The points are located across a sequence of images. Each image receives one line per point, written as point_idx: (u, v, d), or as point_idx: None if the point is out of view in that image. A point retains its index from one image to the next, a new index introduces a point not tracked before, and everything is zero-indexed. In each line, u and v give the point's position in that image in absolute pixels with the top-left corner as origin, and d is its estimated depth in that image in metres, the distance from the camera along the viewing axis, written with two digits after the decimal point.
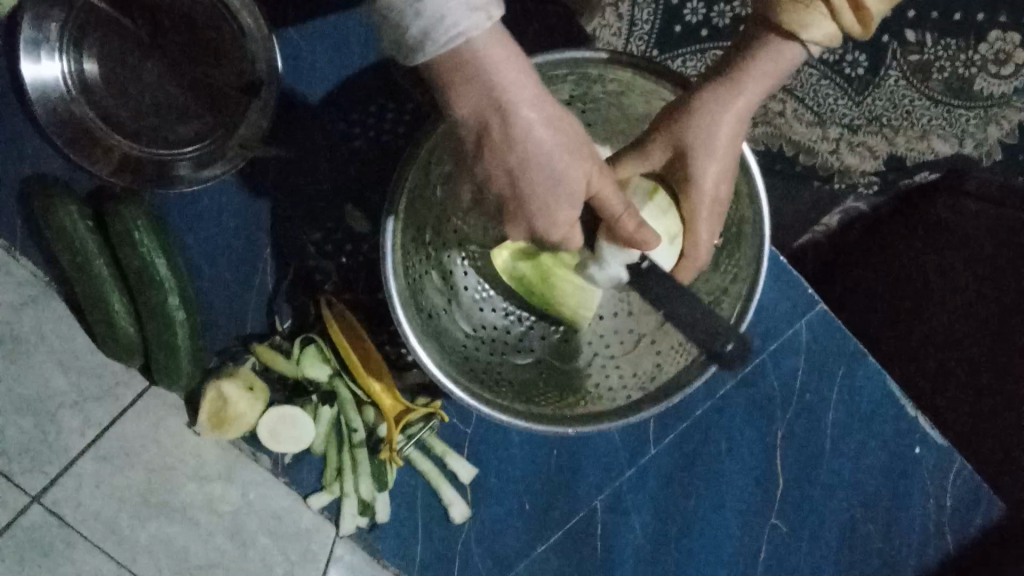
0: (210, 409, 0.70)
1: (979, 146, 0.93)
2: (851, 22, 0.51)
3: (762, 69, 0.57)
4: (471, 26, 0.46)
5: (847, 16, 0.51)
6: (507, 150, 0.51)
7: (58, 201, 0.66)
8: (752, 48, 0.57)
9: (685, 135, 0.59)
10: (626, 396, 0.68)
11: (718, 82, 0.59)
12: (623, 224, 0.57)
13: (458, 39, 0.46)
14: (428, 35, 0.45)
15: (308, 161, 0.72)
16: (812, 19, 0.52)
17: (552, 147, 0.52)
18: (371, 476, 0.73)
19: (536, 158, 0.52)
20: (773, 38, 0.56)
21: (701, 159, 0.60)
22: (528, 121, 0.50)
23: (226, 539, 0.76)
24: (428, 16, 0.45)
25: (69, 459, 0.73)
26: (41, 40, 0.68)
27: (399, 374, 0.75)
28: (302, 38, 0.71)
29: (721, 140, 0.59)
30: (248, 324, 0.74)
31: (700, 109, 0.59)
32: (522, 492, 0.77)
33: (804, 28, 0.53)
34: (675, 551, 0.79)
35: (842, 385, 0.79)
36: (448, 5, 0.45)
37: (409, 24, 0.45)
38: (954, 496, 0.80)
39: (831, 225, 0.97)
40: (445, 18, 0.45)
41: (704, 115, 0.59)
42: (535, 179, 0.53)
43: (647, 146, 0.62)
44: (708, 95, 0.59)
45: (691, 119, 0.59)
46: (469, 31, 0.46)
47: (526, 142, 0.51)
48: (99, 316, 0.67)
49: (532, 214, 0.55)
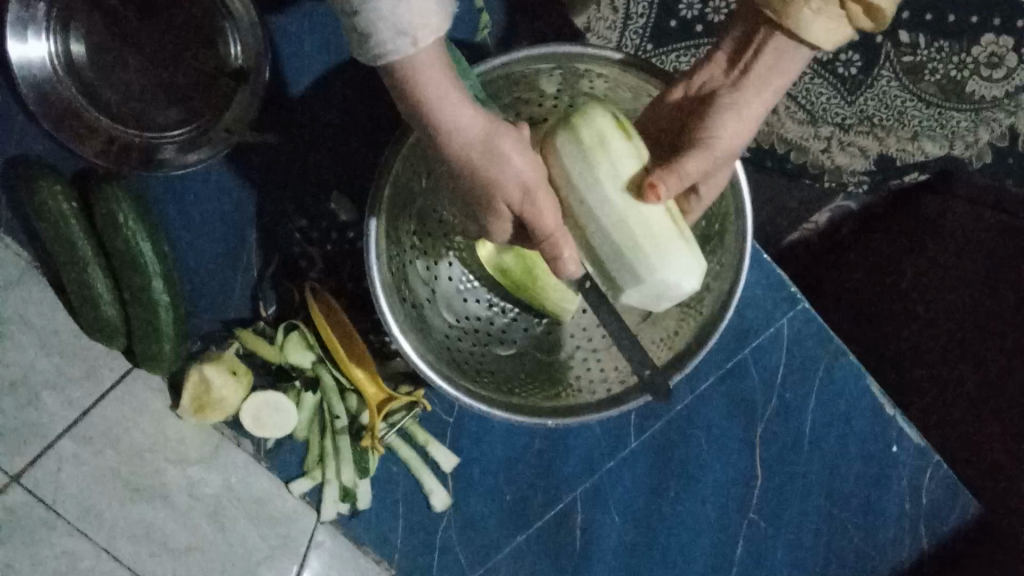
0: (193, 392, 0.71)
1: (969, 148, 0.95)
2: (862, 23, 0.53)
3: (785, 78, 0.57)
4: (398, 50, 0.47)
5: (861, 19, 0.52)
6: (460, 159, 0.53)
7: (43, 182, 0.66)
8: (777, 58, 0.56)
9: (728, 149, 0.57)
10: (607, 389, 0.68)
11: (745, 91, 0.57)
12: (548, 242, 0.56)
13: (383, 61, 0.47)
14: (360, 47, 0.47)
15: (294, 147, 0.72)
16: (826, 30, 0.53)
17: (483, 143, 0.52)
18: (353, 462, 0.74)
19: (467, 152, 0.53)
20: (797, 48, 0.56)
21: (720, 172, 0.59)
22: (451, 121, 0.51)
23: (205, 522, 0.76)
24: (358, 34, 0.46)
25: (49, 440, 0.73)
26: (30, 21, 0.67)
27: (382, 363, 0.75)
28: (292, 27, 0.71)
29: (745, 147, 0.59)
30: (232, 309, 0.74)
31: (727, 124, 0.56)
32: (502, 482, 0.78)
33: (820, 36, 0.53)
34: (654, 544, 0.80)
35: (823, 383, 0.80)
36: (376, 29, 0.46)
37: (348, 33, 0.47)
38: (930, 495, 0.81)
39: (820, 224, 0.96)
40: (372, 39, 0.46)
41: (734, 129, 0.57)
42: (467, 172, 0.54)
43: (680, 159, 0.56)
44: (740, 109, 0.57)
45: (725, 132, 0.56)
46: (393, 56, 0.47)
47: (455, 138, 0.52)
48: (82, 299, 0.68)
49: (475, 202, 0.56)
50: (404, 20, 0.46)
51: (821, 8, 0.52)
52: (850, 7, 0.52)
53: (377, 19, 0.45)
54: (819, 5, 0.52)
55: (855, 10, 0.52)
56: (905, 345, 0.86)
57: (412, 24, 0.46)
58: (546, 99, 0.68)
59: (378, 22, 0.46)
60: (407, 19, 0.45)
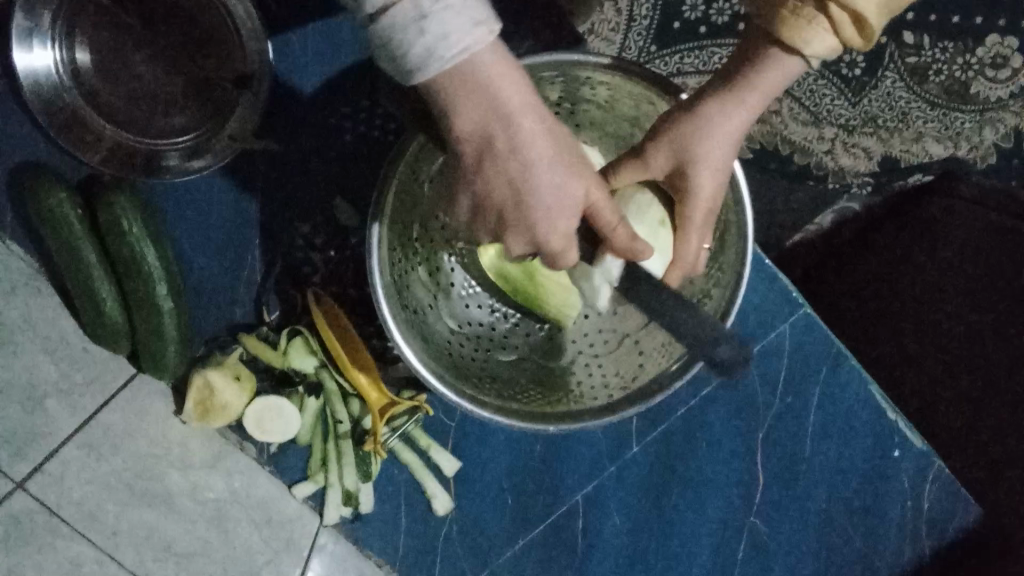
0: (195, 398, 0.72)
1: (975, 149, 0.95)
2: (850, 33, 0.52)
3: (766, 82, 0.58)
4: (474, 41, 0.47)
5: (848, 28, 0.51)
6: (512, 159, 0.52)
7: (48, 189, 0.67)
8: (756, 62, 0.58)
9: (688, 143, 0.59)
10: (608, 395, 0.68)
11: (724, 95, 0.60)
12: (618, 233, 0.57)
13: (462, 56, 0.47)
14: (432, 53, 0.47)
15: (299, 153, 0.73)
16: (813, 35, 0.52)
17: (551, 151, 0.53)
18: (355, 466, 0.74)
19: (541, 163, 0.52)
20: (776, 51, 0.57)
21: (696, 170, 0.60)
22: (531, 130, 0.52)
23: (209, 529, 0.77)
24: (432, 35, 0.46)
25: (53, 447, 0.73)
26: (34, 29, 0.68)
27: (385, 368, 0.75)
28: (296, 32, 0.72)
29: (717, 149, 0.59)
30: (237, 314, 0.74)
31: (701, 121, 0.59)
32: (503, 487, 0.78)
33: (805, 41, 0.53)
34: (655, 548, 0.80)
35: (825, 386, 0.80)
36: (452, 20, 0.46)
37: (414, 41, 0.46)
38: (932, 501, 0.81)
39: (824, 225, 0.96)
40: (450, 34, 0.46)
41: (708, 125, 0.59)
42: (539, 195, 0.53)
43: (647, 153, 0.61)
44: (714, 107, 0.59)
45: (696, 125, 0.59)
46: (473, 47, 0.47)
47: (533, 149, 0.52)
48: (87, 304, 0.68)
49: (534, 226, 0.55)
50: (472, 10, 0.47)
51: (799, 10, 0.52)
52: (829, 11, 0.51)
53: (450, 11, 0.46)
54: (796, 7, 0.52)
55: (839, 17, 0.51)
56: (919, 344, 0.85)
57: (478, 13, 0.47)
58: (547, 108, 0.69)
59: (451, 15, 0.46)
60: (472, 8, 0.47)
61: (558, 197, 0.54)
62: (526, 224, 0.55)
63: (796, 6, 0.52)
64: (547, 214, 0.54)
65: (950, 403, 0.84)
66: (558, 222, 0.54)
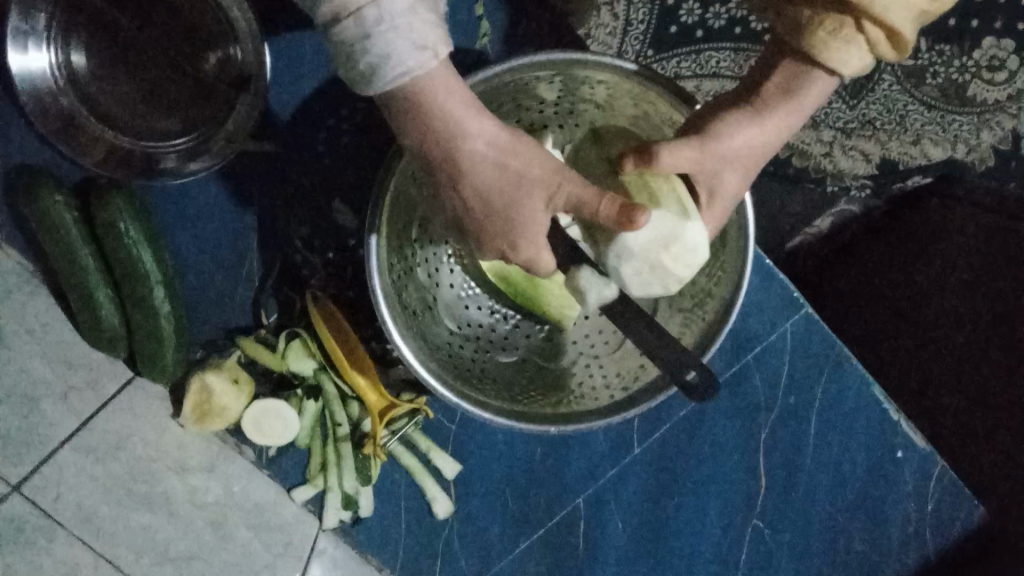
0: (195, 401, 0.71)
1: (971, 153, 0.94)
2: (885, 49, 0.54)
3: (809, 105, 0.59)
4: (417, 63, 0.46)
5: (883, 45, 0.53)
6: (455, 177, 0.53)
7: (44, 191, 0.67)
8: (803, 83, 0.58)
9: (734, 158, 0.58)
10: (610, 395, 0.68)
11: (768, 110, 0.59)
12: (603, 206, 0.51)
13: (405, 77, 0.47)
14: (377, 71, 0.46)
15: (297, 155, 0.73)
16: (850, 53, 0.54)
17: (503, 165, 0.52)
18: (354, 470, 0.74)
19: (487, 182, 0.52)
20: (823, 76, 0.57)
21: (732, 180, 0.60)
22: (474, 153, 0.52)
23: (207, 531, 0.76)
24: (376, 54, 0.46)
25: (49, 450, 0.72)
26: (30, 31, 0.67)
27: (385, 371, 0.75)
28: (295, 36, 0.71)
29: (757, 159, 0.59)
30: (234, 317, 0.74)
31: (749, 136, 0.58)
32: (503, 492, 0.78)
33: (843, 62, 0.54)
34: (656, 552, 0.79)
35: (827, 386, 0.79)
36: (395, 42, 0.46)
37: (360, 58, 0.46)
38: (935, 501, 0.80)
39: (823, 228, 0.96)
40: (392, 56, 0.46)
41: (754, 141, 0.58)
42: (491, 207, 0.53)
43: (697, 159, 0.58)
44: (760, 124, 0.58)
45: (746, 142, 0.58)
46: (416, 69, 0.47)
47: (473, 169, 0.52)
48: (83, 307, 0.67)
49: (498, 238, 0.55)
50: (419, 32, 0.46)
51: (838, 31, 0.53)
52: (866, 30, 0.53)
53: (393, 33, 0.45)
54: (835, 27, 0.53)
55: (877, 36, 0.53)
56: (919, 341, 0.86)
57: (426, 35, 0.46)
58: (547, 106, 0.69)
59: (397, 36, 0.46)
60: (421, 29, 0.46)
61: (516, 210, 0.53)
62: (488, 235, 0.55)
63: (835, 26, 0.53)
64: (507, 232, 0.54)
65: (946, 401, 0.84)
66: (524, 235, 0.54)
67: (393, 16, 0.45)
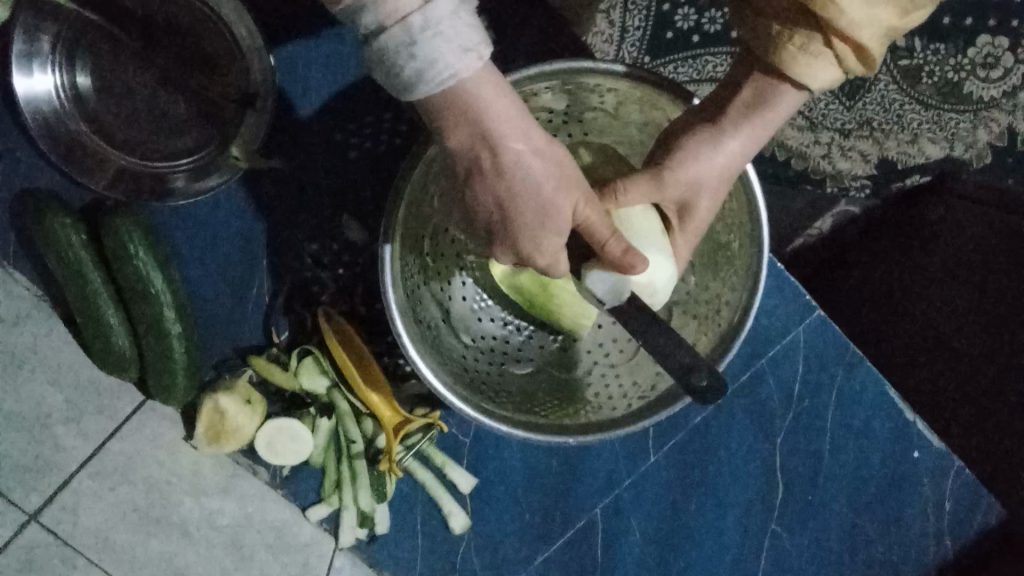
0: (207, 422, 0.70)
1: (969, 149, 0.92)
2: (853, 63, 0.51)
3: (777, 116, 0.57)
4: (463, 68, 0.45)
5: (850, 59, 0.51)
6: (497, 177, 0.51)
7: (52, 215, 0.66)
8: (767, 96, 0.56)
9: (702, 176, 0.58)
10: (627, 405, 0.67)
11: (736, 124, 0.58)
12: (611, 248, 0.55)
13: (450, 82, 0.45)
14: (420, 77, 0.45)
15: (304, 172, 0.72)
16: (817, 68, 0.52)
17: (546, 172, 0.51)
18: (369, 488, 0.73)
19: (524, 188, 0.51)
20: (787, 87, 0.56)
21: (701, 197, 0.60)
22: (518, 151, 0.50)
23: (224, 555, 0.76)
24: (421, 60, 0.44)
25: (64, 477, 0.74)
26: (35, 55, 0.67)
27: (398, 385, 0.74)
28: (298, 56, 0.71)
29: (727, 179, 0.59)
30: (245, 336, 0.74)
31: (717, 154, 0.58)
32: (521, 504, 0.77)
33: (810, 77, 0.53)
34: (675, 559, 0.79)
35: (841, 388, 0.79)
36: (441, 48, 0.44)
37: (404, 64, 0.44)
38: (953, 500, 0.80)
39: (824, 230, 0.94)
40: (438, 62, 0.44)
41: (722, 155, 0.58)
42: (523, 208, 0.52)
43: (664, 182, 0.59)
44: (728, 139, 0.58)
45: (712, 159, 0.58)
46: (461, 74, 0.45)
47: (518, 171, 0.50)
48: (95, 331, 0.67)
49: (522, 241, 0.54)
50: (463, 36, 0.44)
51: (806, 46, 0.51)
52: (834, 46, 0.50)
53: (440, 39, 0.43)
54: (802, 42, 0.51)
55: (843, 51, 0.51)
56: (924, 343, 0.86)
57: (470, 39, 0.45)
58: (556, 116, 0.68)
59: (442, 42, 0.44)
60: (464, 33, 0.44)
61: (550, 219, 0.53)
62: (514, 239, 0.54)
63: (802, 41, 0.51)
64: (532, 235, 0.53)
65: (951, 402, 0.86)
66: (542, 236, 0.53)
67: (438, 22, 0.43)
